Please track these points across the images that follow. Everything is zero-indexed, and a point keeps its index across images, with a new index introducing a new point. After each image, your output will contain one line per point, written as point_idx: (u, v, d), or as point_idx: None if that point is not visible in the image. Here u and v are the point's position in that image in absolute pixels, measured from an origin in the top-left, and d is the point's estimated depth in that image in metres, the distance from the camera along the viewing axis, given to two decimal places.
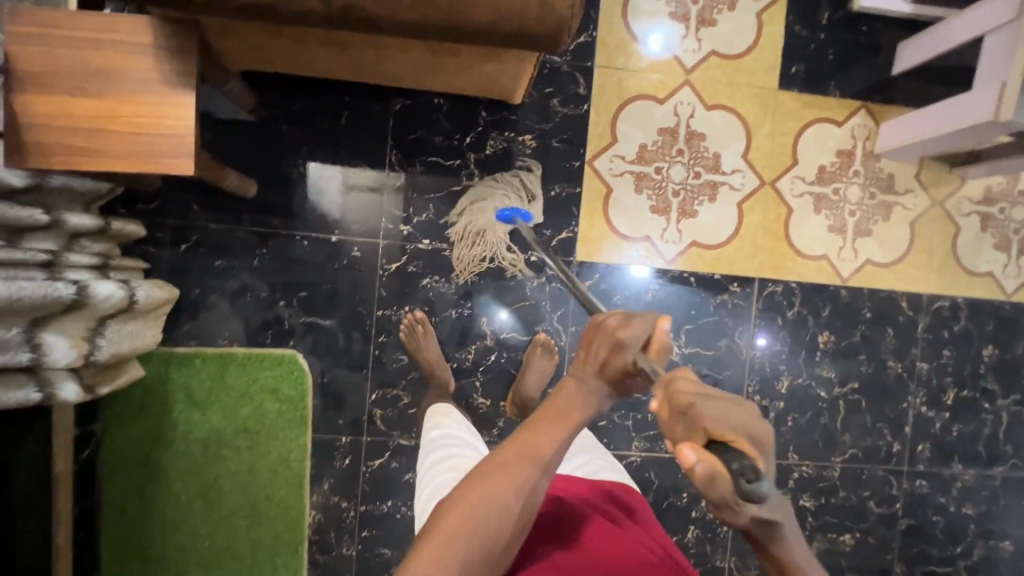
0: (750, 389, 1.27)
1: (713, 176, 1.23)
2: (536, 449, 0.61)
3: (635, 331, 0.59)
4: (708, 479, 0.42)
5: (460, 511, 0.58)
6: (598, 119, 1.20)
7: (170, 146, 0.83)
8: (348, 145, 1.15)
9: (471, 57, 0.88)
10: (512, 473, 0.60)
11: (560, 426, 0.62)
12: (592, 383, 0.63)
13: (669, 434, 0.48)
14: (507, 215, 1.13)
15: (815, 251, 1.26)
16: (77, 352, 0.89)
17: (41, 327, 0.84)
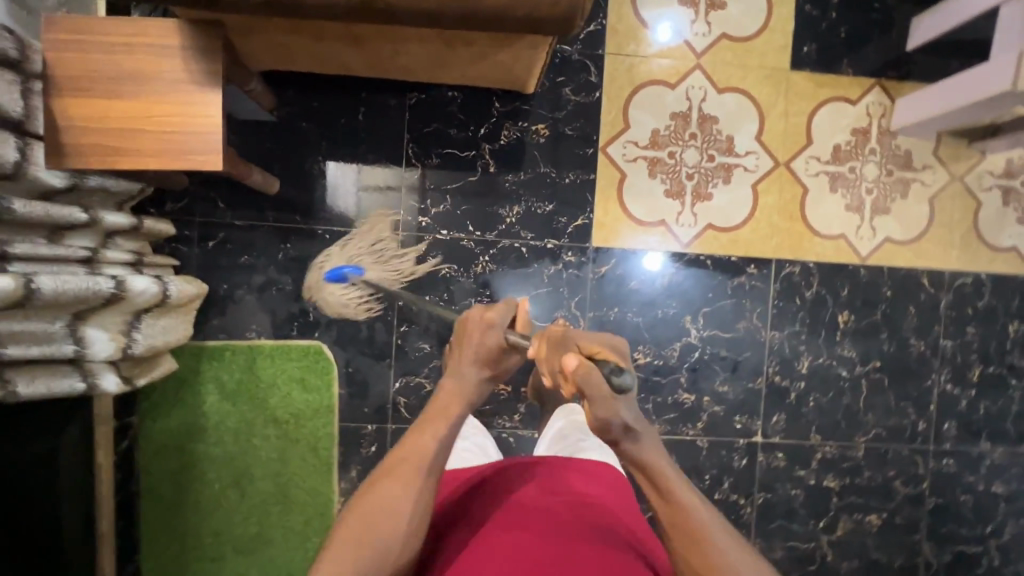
0: (771, 370, 1.27)
1: (727, 159, 1.24)
2: (421, 446, 0.71)
3: (499, 312, 0.76)
4: (584, 373, 0.55)
5: (362, 510, 0.66)
6: (610, 106, 1.21)
7: (199, 143, 0.87)
8: (366, 140, 1.18)
9: (484, 46, 0.90)
10: (401, 472, 0.69)
11: (437, 421, 0.73)
12: (466, 372, 0.75)
13: (550, 363, 0.60)
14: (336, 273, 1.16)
15: (833, 230, 1.26)
16: (117, 345, 0.92)
17: (83, 320, 0.89)
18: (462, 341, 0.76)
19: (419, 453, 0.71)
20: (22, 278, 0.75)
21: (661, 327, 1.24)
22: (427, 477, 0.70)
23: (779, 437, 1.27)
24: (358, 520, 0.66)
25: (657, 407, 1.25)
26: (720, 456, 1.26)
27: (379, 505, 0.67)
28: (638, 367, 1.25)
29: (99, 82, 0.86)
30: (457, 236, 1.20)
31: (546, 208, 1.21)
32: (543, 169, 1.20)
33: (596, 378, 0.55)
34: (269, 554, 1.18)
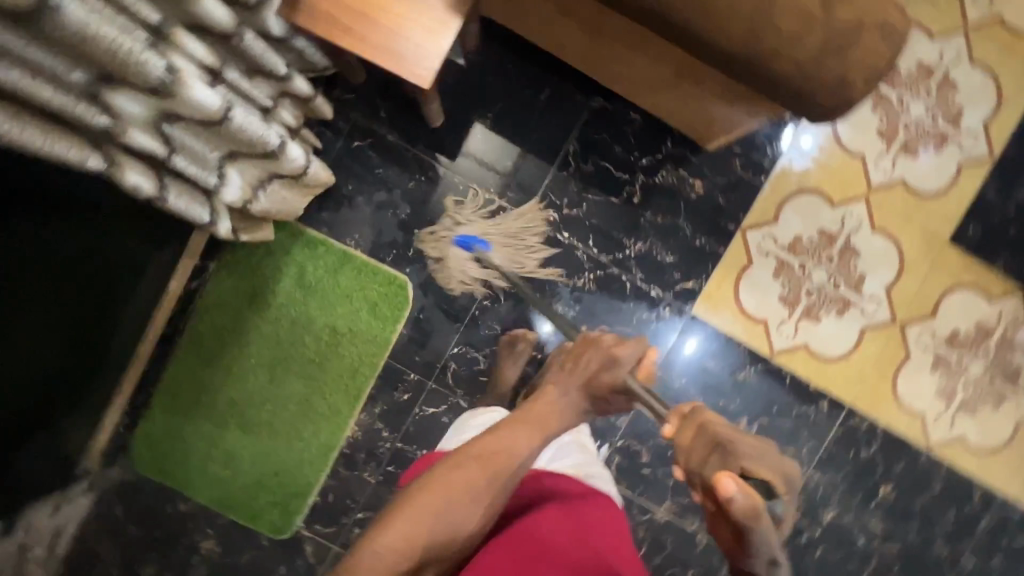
0: (795, 505, 1.25)
1: (851, 295, 1.23)
2: (507, 452, 0.73)
3: (628, 350, 0.80)
4: (741, 503, 0.56)
5: (437, 491, 0.68)
6: (768, 195, 1.21)
7: (419, 57, 0.87)
8: (537, 119, 1.18)
9: (711, 93, 0.90)
10: (491, 466, 0.71)
11: (533, 429, 0.75)
12: (573, 394, 0.79)
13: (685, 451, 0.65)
14: (464, 241, 1.17)
15: (915, 405, 1.24)
16: (242, 197, 0.93)
17: (231, 160, 0.88)
18: (581, 359, 0.81)
19: (502, 457, 0.72)
20: (226, 102, 0.75)
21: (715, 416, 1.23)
22: (504, 481, 0.72)
23: None
24: (428, 500, 0.67)
25: (676, 487, 1.23)
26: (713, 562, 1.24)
27: (452, 492, 0.68)
28: None
29: None
30: (574, 243, 1.20)
31: (666, 257, 1.21)
32: (681, 222, 1.20)
33: (757, 511, 0.56)
34: (269, 445, 1.18)
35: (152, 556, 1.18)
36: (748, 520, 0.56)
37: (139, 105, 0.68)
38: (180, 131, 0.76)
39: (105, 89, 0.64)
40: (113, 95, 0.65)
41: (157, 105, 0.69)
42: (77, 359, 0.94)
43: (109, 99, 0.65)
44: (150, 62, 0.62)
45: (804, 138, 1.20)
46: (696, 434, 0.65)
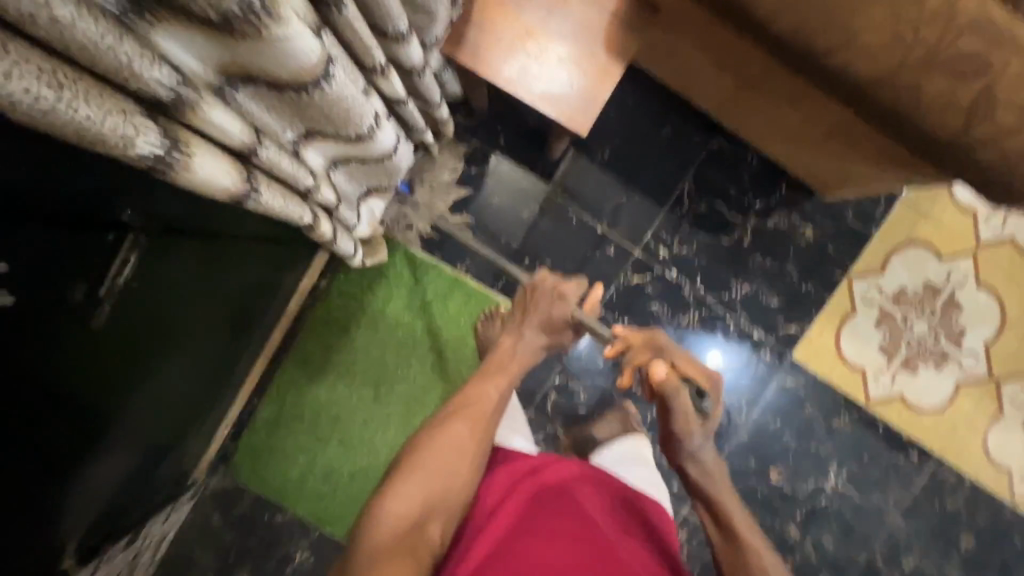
0: (877, 552, 1.26)
1: (950, 349, 1.24)
2: (480, 401, 0.80)
3: (570, 288, 0.89)
4: (672, 386, 0.84)
5: (430, 451, 0.73)
6: (877, 245, 1.22)
7: (580, 103, 0.87)
8: (655, 156, 1.19)
9: (863, 157, 0.90)
10: (471, 423, 0.77)
11: (498, 378, 0.83)
12: (529, 333, 0.87)
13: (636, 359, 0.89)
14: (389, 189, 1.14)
15: (1003, 460, 1.25)
16: (370, 228, 0.93)
17: (368, 196, 0.87)
18: (535, 303, 0.88)
19: (476, 405, 0.80)
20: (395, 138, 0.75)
21: (807, 459, 1.25)
22: (484, 430, 0.78)
23: None
24: (424, 458, 0.72)
25: (763, 526, 1.25)
26: None
27: (442, 450, 0.73)
28: (768, 484, 1.25)
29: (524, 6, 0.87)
30: (682, 282, 1.21)
31: (772, 301, 1.21)
32: (789, 268, 1.21)
33: (680, 391, 0.83)
34: (368, 463, 1.19)
35: (247, 566, 1.18)
36: (676, 395, 0.83)
37: (322, 155, 0.64)
38: (346, 173, 0.74)
39: (305, 145, 0.60)
40: (310, 149, 0.61)
41: (337, 152, 0.66)
42: (202, 385, 0.92)
43: (305, 154, 0.61)
44: (367, 109, 0.59)
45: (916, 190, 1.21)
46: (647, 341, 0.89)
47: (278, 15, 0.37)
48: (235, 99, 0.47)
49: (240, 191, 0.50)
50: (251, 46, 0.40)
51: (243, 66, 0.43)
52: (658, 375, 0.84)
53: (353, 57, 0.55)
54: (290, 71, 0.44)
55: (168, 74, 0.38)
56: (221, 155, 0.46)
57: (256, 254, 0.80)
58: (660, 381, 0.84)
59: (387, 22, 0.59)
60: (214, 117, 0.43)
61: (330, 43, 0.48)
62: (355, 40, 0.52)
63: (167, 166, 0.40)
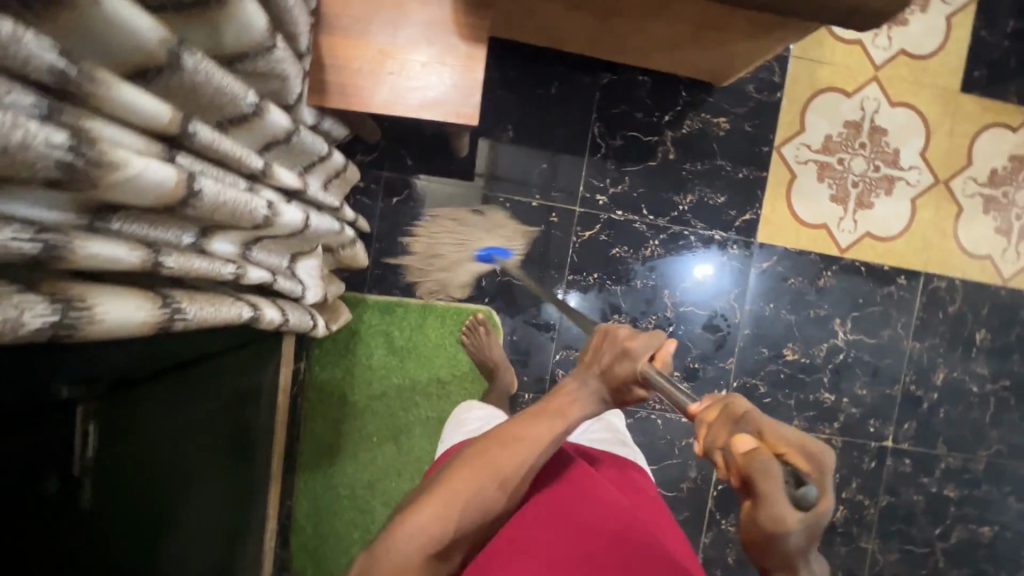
0: (907, 379, 1.31)
1: (892, 172, 1.28)
2: (532, 435, 0.66)
3: (643, 343, 0.67)
4: (753, 466, 0.38)
5: (464, 478, 0.63)
6: (789, 107, 1.24)
7: (460, 97, 0.88)
8: (556, 114, 1.20)
9: (739, 35, 0.92)
10: (515, 452, 0.65)
11: (555, 419, 0.67)
12: (592, 385, 0.69)
13: (700, 437, 0.43)
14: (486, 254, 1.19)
15: (980, 250, 1.30)
16: (320, 291, 0.94)
17: (298, 259, 0.87)
18: (594, 357, 0.70)
19: (530, 442, 0.66)
20: (303, 216, 0.75)
21: (811, 327, 1.28)
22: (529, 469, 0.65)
23: (909, 444, 1.32)
24: (458, 485, 0.62)
25: (799, 404, 1.29)
26: (852, 456, 1.31)
27: (480, 484, 0.62)
28: (787, 363, 1.28)
29: (369, 27, 0.86)
30: (630, 217, 1.23)
31: (718, 199, 1.24)
32: (720, 162, 1.23)
33: (773, 475, 0.38)
34: None
35: None
36: (764, 486, 0.38)
37: (231, 243, 0.63)
38: (264, 249, 0.73)
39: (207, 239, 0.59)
40: (215, 241, 0.59)
41: (241, 236, 0.65)
42: (228, 509, 0.91)
43: (212, 248, 0.59)
44: (255, 202, 0.59)
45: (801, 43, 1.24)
46: (723, 414, 0.43)
47: (110, 157, 0.38)
48: (110, 226, 0.44)
49: (164, 318, 0.46)
50: (107, 187, 0.39)
51: (99, 199, 0.41)
52: (745, 454, 0.38)
53: (222, 164, 0.56)
54: (152, 200, 0.44)
55: (24, 228, 0.35)
56: (129, 290, 0.43)
57: (225, 369, 0.80)
58: (742, 463, 0.39)
59: (235, 105, 0.59)
60: (98, 250, 0.40)
61: (189, 162, 0.50)
62: (213, 146, 0.52)
63: (71, 328, 0.37)
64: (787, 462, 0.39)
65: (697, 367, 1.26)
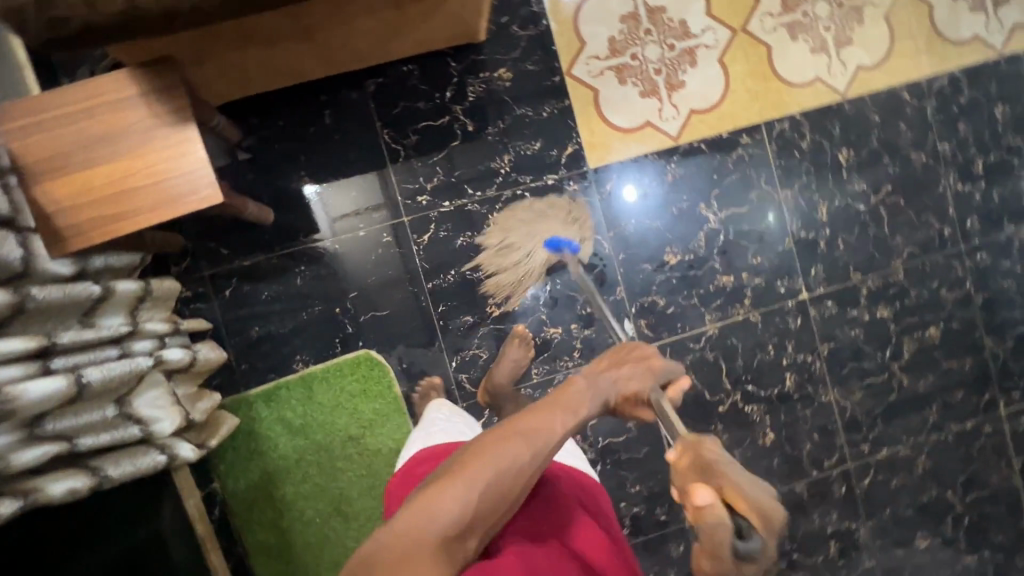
0: (795, 228, 1.28)
1: (687, 43, 1.24)
2: (548, 424, 0.64)
3: (658, 363, 0.79)
4: (709, 519, 0.55)
5: (476, 465, 0.58)
6: (561, 28, 1.21)
7: (191, 185, 0.84)
8: (341, 141, 1.17)
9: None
10: (532, 440, 0.62)
11: (568, 412, 0.67)
12: (604, 388, 0.73)
13: (681, 481, 0.61)
14: (555, 244, 1.19)
15: (806, 76, 1.27)
16: (177, 418, 0.91)
17: (129, 402, 0.85)
18: (617, 362, 0.78)
19: (546, 432, 0.64)
20: (71, 374, 0.72)
21: (681, 222, 1.25)
22: (546, 461, 0.63)
23: (824, 287, 1.30)
24: (476, 468, 0.58)
25: (704, 299, 1.26)
26: (777, 323, 1.29)
27: (500, 463, 0.59)
28: (674, 267, 1.25)
29: (72, 155, 0.83)
30: (460, 203, 1.20)
31: (535, 146, 1.21)
32: (519, 111, 1.20)
33: (718, 527, 0.55)
34: None
35: None
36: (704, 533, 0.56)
37: None
38: (55, 418, 0.72)
39: None
40: None
41: (8, 423, 0.65)
42: None
43: None
44: None
45: None
46: (692, 462, 0.61)
47: None
48: None
49: None
50: None
51: None
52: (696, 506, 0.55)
53: None
54: None
55: None
56: None
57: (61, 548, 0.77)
58: (696, 509, 0.57)
59: None
60: None
61: None
62: None
63: None
64: (739, 517, 0.57)
65: (591, 311, 1.23)
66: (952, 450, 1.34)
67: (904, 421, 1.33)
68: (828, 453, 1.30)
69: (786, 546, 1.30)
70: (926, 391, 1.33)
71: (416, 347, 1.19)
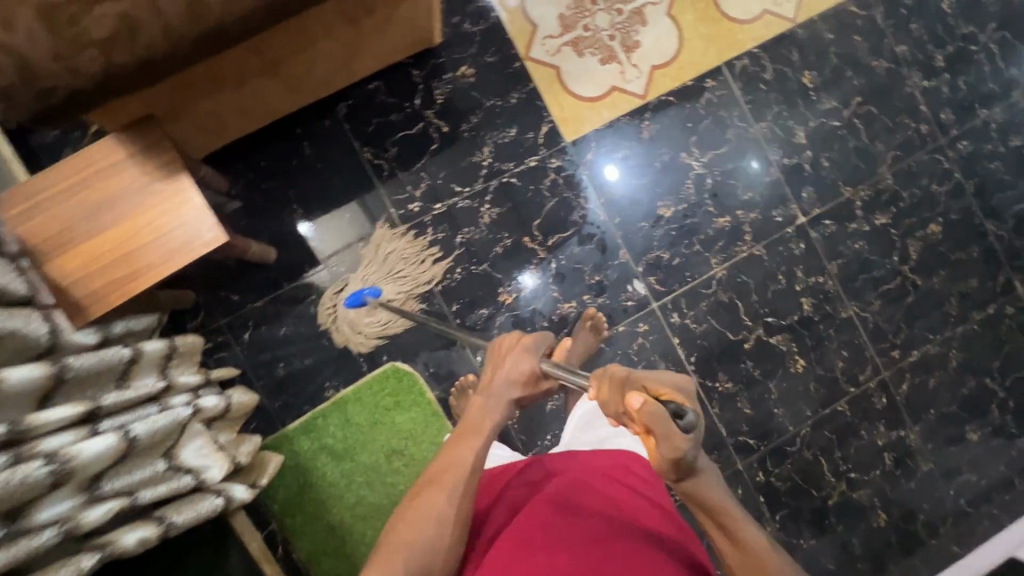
0: (777, 157, 1.31)
1: (633, 4, 1.27)
2: (457, 460, 0.79)
3: (535, 341, 0.89)
4: (653, 411, 0.61)
5: (406, 524, 0.74)
6: (510, 16, 1.24)
7: (194, 231, 0.86)
8: (325, 168, 1.19)
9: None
10: (444, 482, 0.76)
11: (473, 436, 0.81)
12: (496, 391, 0.85)
13: (612, 406, 0.67)
14: (354, 299, 1.16)
15: (753, 11, 1.30)
16: (224, 462, 0.92)
17: (176, 453, 0.86)
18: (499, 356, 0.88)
19: (456, 468, 0.78)
20: (120, 431, 0.74)
21: (666, 176, 1.27)
22: (466, 488, 0.77)
23: (819, 207, 1.31)
24: (403, 527, 0.74)
25: (706, 244, 1.28)
26: (781, 252, 1.30)
27: (424, 525, 0.73)
28: (669, 220, 1.27)
29: (77, 227, 0.85)
30: (450, 203, 1.22)
31: (511, 133, 1.24)
32: (488, 103, 1.23)
33: (663, 415, 0.61)
34: None
35: None
36: (653, 424, 0.61)
37: (55, 504, 0.66)
38: (112, 477, 0.75)
39: (15, 521, 0.61)
40: (30, 515, 0.63)
41: (71, 487, 0.68)
42: None
43: (24, 524, 0.62)
44: (21, 473, 0.59)
45: None
46: (612, 383, 0.68)
47: None
48: None
49: None
50: None
51: None
52: (640, 407, 0.61)
53: None
54: None
55: None
56: None
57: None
58: (640, 414, 0.62)
59: None
60: None
61: None
62: None
63: None
64: (668, 402, 0.64)
65: (599, 279, 1.25)
66: (980, 338, 1.35)
67: (928, 320, 1.33)
68: (861, 366, 1.31)
69: (841, 467, 1.30)
70: (942, 287, 1.34)
71: (440, 350, 1.20)
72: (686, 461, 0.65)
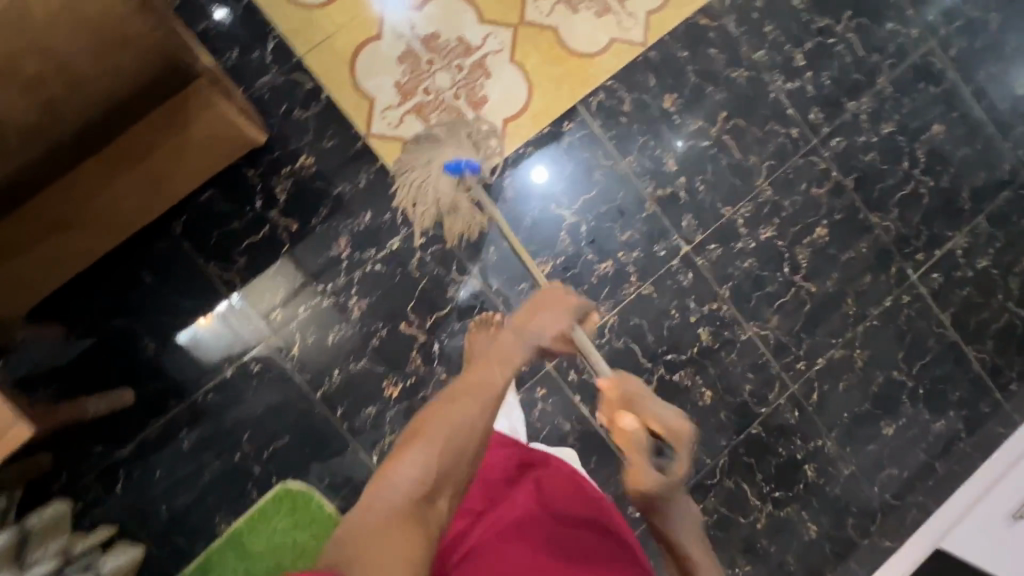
0: (650, 189, 1.26)
1: (473, 58, 1.20)
2: (490, 382, 0.69)
3: (577, 302, 0.81)
4: (630, 437, 0.72)
5: (438, 421, 0.64)
6: (343, 94, 1.16)
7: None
8: (172, 291, 1.11)
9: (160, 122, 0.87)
10: (479, 395, 0.67)
11: (505, 364, 0.71)
12: (528, 331, 0.75)
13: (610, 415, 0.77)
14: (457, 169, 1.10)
15: (601, 43, 1.24)
16: None
17: None
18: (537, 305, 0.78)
19: (488, 388, 0.69)
20: None
21: (539, 229, 1.22)
22: (494, 412, 0.68)
23: (700, 233, 1.28)
24: (432, 432, 0.64)
25: (591, 292, 1.24)
26: (670, 286, 1.27)
27: (458, 423, 0.65)
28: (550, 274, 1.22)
29: None
30: (315, 303, 1.15)
31: (366, 218, 1.17)
32: (336, 191, 1.16)
33: (639, 447, 0.71)
34: None
35: None
36: (630, 451, 0.72)
37: None
38: None
39: None
40: None
41: None
42: None
43: None
44: None
45: (300, 42, 1.15)
46: (620, 395, 0.76)
47: None
48: None
49: None
50: None
51: None
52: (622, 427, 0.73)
53: None
54: None
55: None
56: None
57: None
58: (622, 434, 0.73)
59: None
60: None
61: None
62: None
63: None
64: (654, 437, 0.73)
65: None
66: (882, 333, 1.34)
67: (828, 325, 1.32)
68: (768, 386, 1.30)
69: (764, 489, 1.29)
70: (836, 289, 1.32)
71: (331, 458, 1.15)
72: (657, 503, 0.72)
